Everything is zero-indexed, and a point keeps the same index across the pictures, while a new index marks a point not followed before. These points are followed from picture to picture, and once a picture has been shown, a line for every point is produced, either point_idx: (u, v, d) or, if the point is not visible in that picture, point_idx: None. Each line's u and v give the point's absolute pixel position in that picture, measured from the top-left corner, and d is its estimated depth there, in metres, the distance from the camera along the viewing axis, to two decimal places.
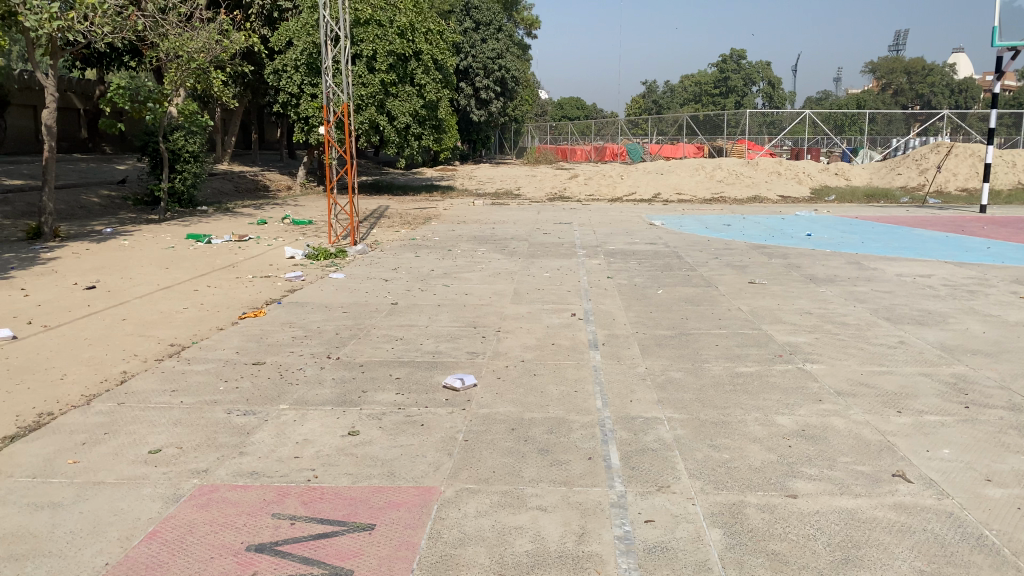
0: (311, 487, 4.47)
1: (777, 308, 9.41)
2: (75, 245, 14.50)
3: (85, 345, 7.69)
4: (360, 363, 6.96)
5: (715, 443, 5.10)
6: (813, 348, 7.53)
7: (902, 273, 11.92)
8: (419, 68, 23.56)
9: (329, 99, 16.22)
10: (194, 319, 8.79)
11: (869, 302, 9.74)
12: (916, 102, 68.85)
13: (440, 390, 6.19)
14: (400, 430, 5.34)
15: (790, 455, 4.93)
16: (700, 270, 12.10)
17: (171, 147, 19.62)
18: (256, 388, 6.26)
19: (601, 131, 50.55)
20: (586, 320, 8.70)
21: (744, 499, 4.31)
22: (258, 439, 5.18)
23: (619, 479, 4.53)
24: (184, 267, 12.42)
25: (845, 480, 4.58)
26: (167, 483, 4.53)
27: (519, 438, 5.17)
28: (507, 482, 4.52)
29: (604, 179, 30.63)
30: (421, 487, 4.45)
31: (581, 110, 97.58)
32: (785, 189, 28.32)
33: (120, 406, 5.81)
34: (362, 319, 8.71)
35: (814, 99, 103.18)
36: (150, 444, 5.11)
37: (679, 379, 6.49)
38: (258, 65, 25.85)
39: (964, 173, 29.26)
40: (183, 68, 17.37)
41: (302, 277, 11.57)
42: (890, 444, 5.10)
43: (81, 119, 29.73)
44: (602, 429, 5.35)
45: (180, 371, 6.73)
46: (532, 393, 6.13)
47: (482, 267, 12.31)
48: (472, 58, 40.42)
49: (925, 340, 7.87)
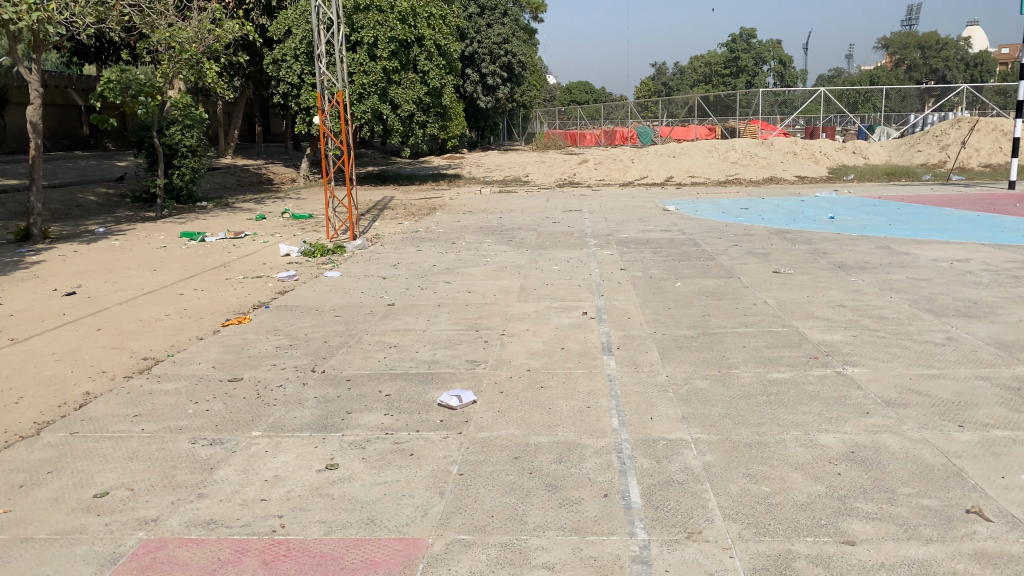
0: (275, 541, 3.77)
1: (807, 301, 8.62)
2: (65, 247, 13.88)
3: (51, 361, 7.02)
4: (347, 377, 6.25)
5: (751, 472, 4.38)
6: (852, 348, 6.77)
7: (937, 257, 11.09)
8: (422, 54, 22.55)
9: (324, 87, 15.31)
10: (173, 328, 8.10)
11: (906, 292, 8.97)
12: (930, 78, 66.83)
13: (435, 409, 5.47)
14: (386, 462, 4.64)
15: (841, 486, 4.21)
16: (720, 260, 11.35)
17: (168, 143, 18.92)
18: (227, 411, 5.57)
19: (610, 115, 49.52)
20: (598, 319, 7.99)
21: (793, 548, 3.60)
22: (222, 477, 4.48)
23: (641, 525, 3.82)
24: (172, 268, 11.75)
25: (910, 519, 3.84)
26: (107, 538, 3.83)
27: (524, 471, 4.46)
28: (507, 530, 3.81)
29: (614, 163, 29.73)
30: (404, 539, 3.75)
31: (591, 94, 96.49)
32: (802, 169, 27.46)
33: (72, 437, 5.13)
34: (354, 324, 8.01)
35: (825, 76, 101.74)
36: (97, 485, 4.42)
37: (706, 390, 5.76)
38: (256, 55, 25.08)
39: (987, 150, 28.25)
40: (177, 60, 16.59)
41: (295, 276, 10.87)
42: (956, 470, 4.36)
43: (82, 116, 29.09)
44: (619, 455, 4.64)
45: (146, 392, 6.03)
46: (539, 410, 5.41)
47: (487, 261, 11.61)
48: (477, 44, 39.48)
49: (976, 335, 7.10)
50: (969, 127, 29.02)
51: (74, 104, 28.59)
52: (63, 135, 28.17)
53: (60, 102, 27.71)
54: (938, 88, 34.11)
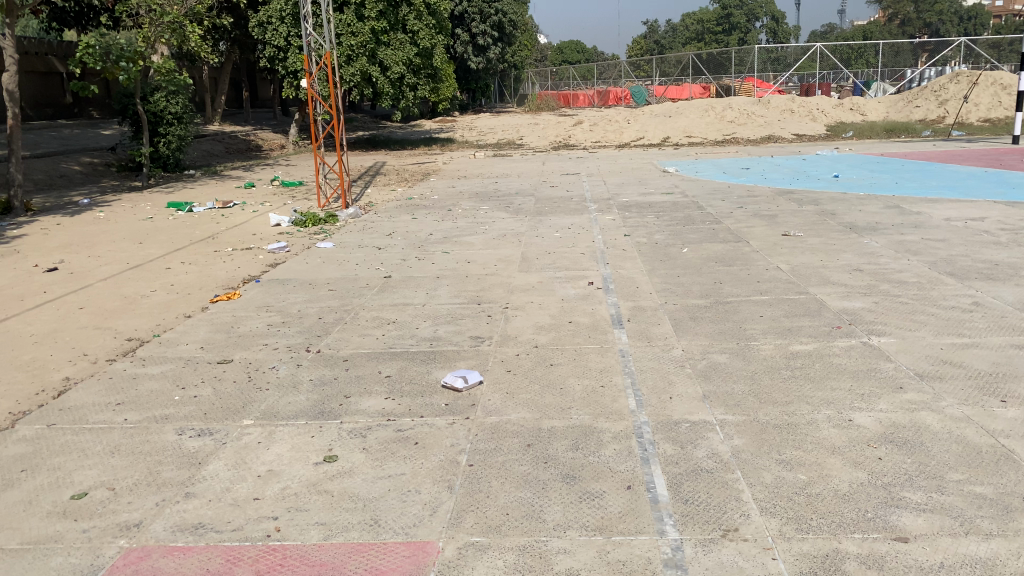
0: (270, 548, 3.43)
1: (821, 266, 8.25)
2: (47, 219, 13.41)
3: (29, 343, 6.63)
4: (343, 357, 5.89)
5: (785, 458, 4.05)
6: (876, 316, 6.42)
7: (950, 217, 10.73)
8: (411, 13, 21.93)
9: (311, 49, 14.66)
10: (159, 306, 7.69)
11: (924, 254, 8.59)
12: (924, 31, 65.49)
13: (439, 392, 5.12)
14: (389, 453, 4.28)
15: (883, 472, 3.88)
16: (725, 223, 10.97)
17: (152, 110, 18.30)
18: (216, 397, 5.19)
19: (603, 74, 48.67)
20: (605, 289, 7.62)
21: (840, 547, 3.27)
22: (212, 473, 4.13)
23: (670, 522, 3.49)
24: (158, 241, 11.29)
25: (965, 510, 3.52)
26: (85, 548, 3.48)
27: (538, 460, 4.12)
28: (525, 531, 3.47)
29: (609, 124, 29.12)
30: (413, 543, 3.41)
31: (583, 54, 95.13)
32: (800, 128, 26.96)
33: (48, 430, 4.76)
34: (350, 298, 7.63)
35: (819, 32, 100.21)
36: (76, 485, 4.06)
37: (726, 365, 5.42)
38: (241, 18, 24.29)
39: (987, 104, 27.79)
40: (158, 23, 15.95)
41: (287, 248, 10.44)
42: (1007, 451, 4.03)
43: (64, 83, 28.32)
44: (640, 441, 4.29)
45: (131, 377, 5.66)
46: (550, 391, 5.06)
47: (486, 229, 11.20)
48: (467, 3, 38.57)
49: (1002, 299, 6.75)
50: (969, 82, 28.45)
51: (55, 71, 27.84)
52: (46, 103, 27.45)
53: (41, 70, 26.98)
54: (934, 42, 33.37)
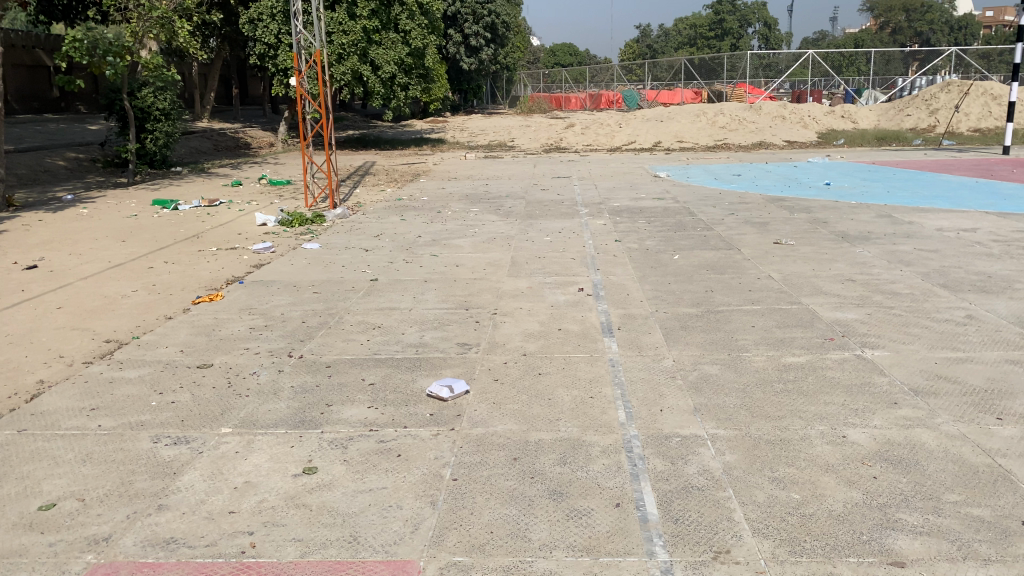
0: (244, 566, 3.30)
1: (813, 275, 8.17)
2: (29, 215, 13.20)
3: (3, 343, 6.46)
4: (326, 364, 5.75)
5: (777, 475, 3.94)
6: (870, 328, 6.33)
7: (942, 227, 10.68)
8: (403, 13, 21.83)
9: (301, 47, 14.47)
10: (139, 306, 7.53)
11: (917, 265, 8.52)
12: (915, 41, 65.99)
13: (424, 401, 5.00)
14: (371, 465, 4.16)
15: (879, 491, 3.79)
16: (717, 230, 10.88)
17: (139, 105, 18.05)
18: (194, 403, 5.05)
19: (595, 78, 48.61)
20: (595, 295, 7.51)
21: (835, 572, 3.16)
22: (186, 485, 3.99)
23: (660, 542, 3.38)
24: (141, 239, 11.09)
25: (962, 533, 3.42)
26: (50, 563, 3.34)
27: (525, 475, 4.00)
28: (509, 551, 3.35)
29: (601, 127, 29.04)
30: (393, 561, 3.29)
31: (574, 57, 95.35)
32: (791, 134, 26.96)
33: (19, 436, 4.60)
34: (335, 301, 7.49)
35: (811, 38, 100.64)
36: (44, 495, 3.91)
37: (717, 376, 5.31)
38: (231, 14, 24.09)
39: (977, 114, 27.85)
40: (146, 17, 15.74)
41: (272, 248, 10.27)
42: (1005, 472, 3.94)
43: (51, 77, 28.04)
44: (629, 456, 4.18)
45: (107, 381, 5.50)
46: (538, 402, 4.94)
47: (475, 231, 11.07)
48: (460, 3, 38.63)
49: (996, 313, 6.68)
50: (959, 91, 28.50)
51: (42, 65, 27.53)
52: (32, 97, 27.17)
53: (28, 63, 26.70)
54: (925, 51, 33.41)
